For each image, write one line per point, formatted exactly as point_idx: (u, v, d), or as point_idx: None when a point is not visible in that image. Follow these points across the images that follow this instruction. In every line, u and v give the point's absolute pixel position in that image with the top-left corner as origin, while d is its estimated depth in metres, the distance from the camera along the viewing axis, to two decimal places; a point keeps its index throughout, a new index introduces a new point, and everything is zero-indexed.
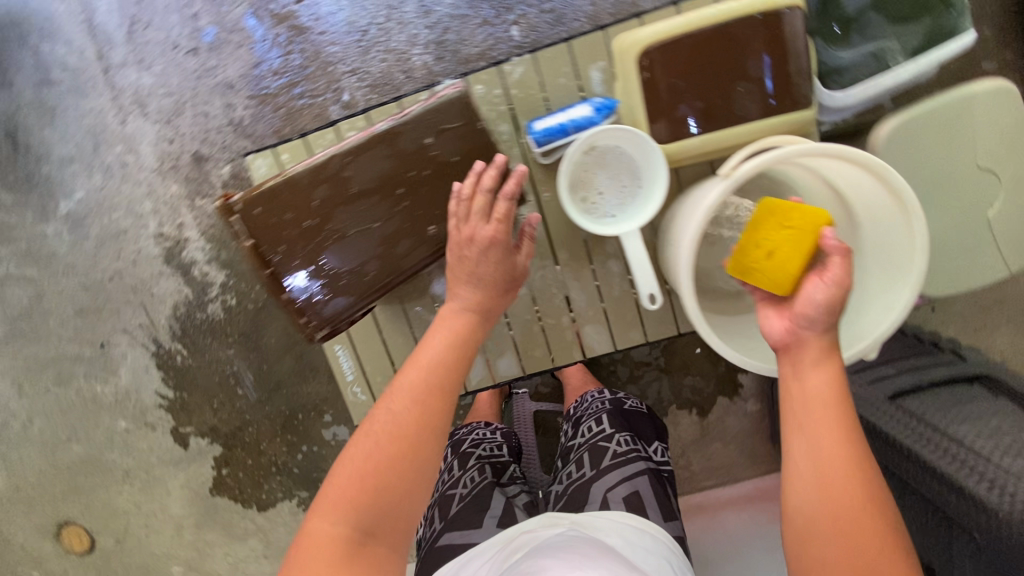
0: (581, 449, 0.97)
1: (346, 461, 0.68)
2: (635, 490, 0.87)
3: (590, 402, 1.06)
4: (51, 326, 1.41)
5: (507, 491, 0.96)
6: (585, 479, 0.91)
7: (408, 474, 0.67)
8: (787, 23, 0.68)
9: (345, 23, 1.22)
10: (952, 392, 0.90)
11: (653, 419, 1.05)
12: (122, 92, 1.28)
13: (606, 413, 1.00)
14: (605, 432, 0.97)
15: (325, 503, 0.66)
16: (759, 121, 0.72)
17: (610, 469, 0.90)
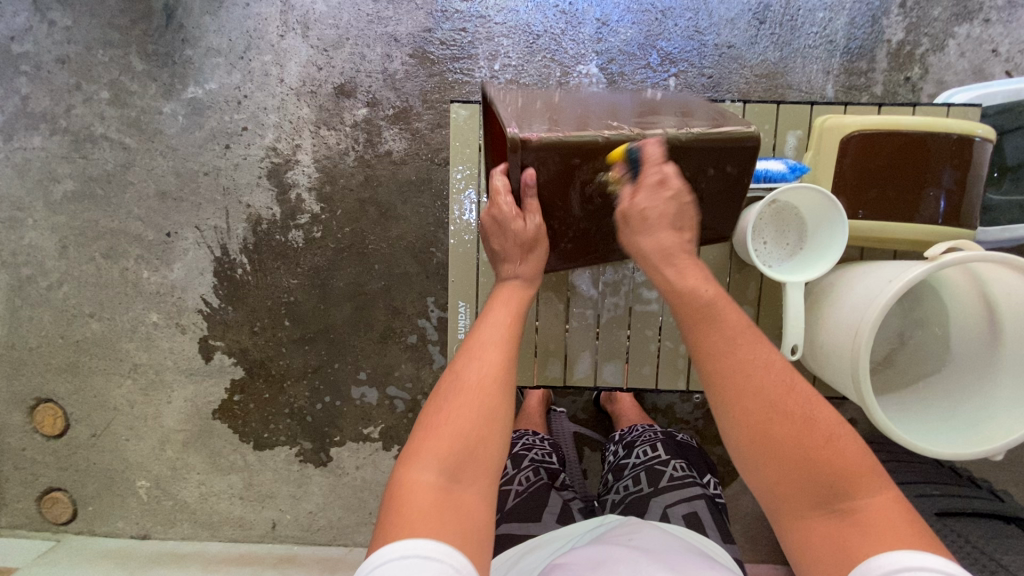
0: (636, 469, 1.00)
1: (434, 411, 0.67)
2: (694, 509, 0.89)
3: (644, 431, 1.11)
4: (126, 199, 1.38)
5: (563, 495, 0.98)
6: (642, 493, 0.93)
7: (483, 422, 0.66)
8: (977, 150, 0.78)
9: (522, 22, 1.31)
10: (991, 525, 0.97)
11: (702, 459, 1.09)
12: (292, 10, 1.32)
13: (661, 441, 1.05)
14: (661, 456, 1.01)
15: (417, 450, 0.64)
16: (925, 226, 0.79)
17: (668, 489, 0.93)
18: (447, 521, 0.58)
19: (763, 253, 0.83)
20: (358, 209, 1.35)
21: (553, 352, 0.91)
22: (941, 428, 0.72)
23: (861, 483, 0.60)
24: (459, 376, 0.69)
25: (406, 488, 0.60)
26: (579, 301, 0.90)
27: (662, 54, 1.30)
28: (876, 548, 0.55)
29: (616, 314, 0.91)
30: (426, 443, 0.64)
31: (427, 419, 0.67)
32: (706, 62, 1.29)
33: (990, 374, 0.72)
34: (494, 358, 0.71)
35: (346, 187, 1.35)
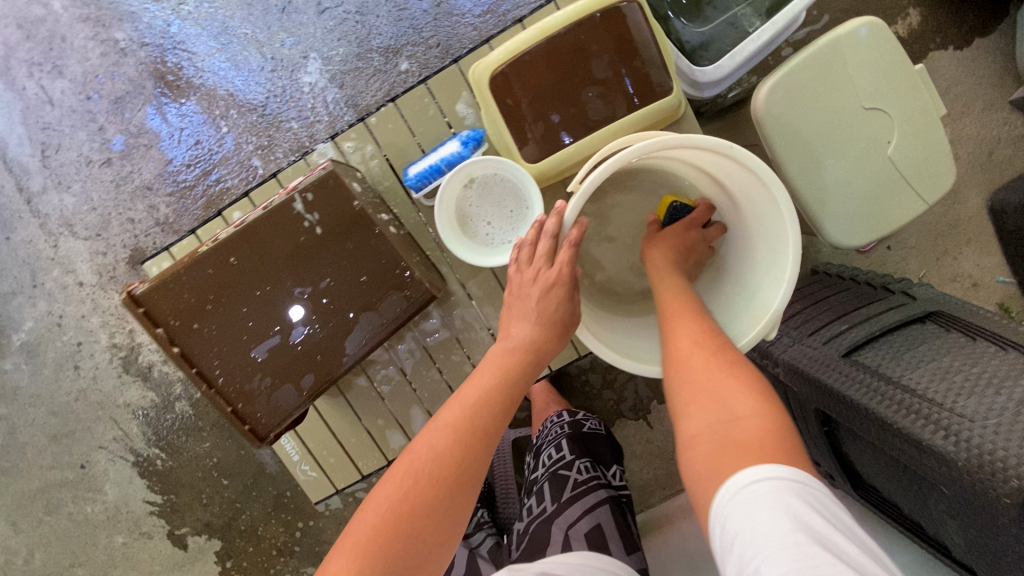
0: (543, 480, 0.91)
1: (377, 496, 0.57)
2: (597, 522, 0.82)
3: (551, 428, 1.00)
4: (30, 457, 1.41)
5: (472, 541, 0.91)
6: (546, 514, 0.85)
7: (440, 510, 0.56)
8: (627, 17, 0.68)
9: (243, 102, 1.24)
10: (902, 336, 0.87)
11: (612, 439, 1.01)
12: (49, 217, 1.30)
13: (566, 438, 0.95)
14: (565, 459, 0.92)
15: (350, 544, 0.54)
16: (625, 117, 0.71)
17: (570, 502, 0.85)
18: None
19: (498, 235, 0.76)
20: None
21: (385, 424, 0.87)
22: (726, 318, 0.66)
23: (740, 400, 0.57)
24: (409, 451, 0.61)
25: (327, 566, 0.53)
26: (376, 365, 0.85)
27: (382, 51, 1.21)
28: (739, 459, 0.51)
29: (417, 358, 0.85)
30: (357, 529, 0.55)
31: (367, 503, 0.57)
32: (426, 32, 1.19)
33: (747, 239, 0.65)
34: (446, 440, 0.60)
35: None
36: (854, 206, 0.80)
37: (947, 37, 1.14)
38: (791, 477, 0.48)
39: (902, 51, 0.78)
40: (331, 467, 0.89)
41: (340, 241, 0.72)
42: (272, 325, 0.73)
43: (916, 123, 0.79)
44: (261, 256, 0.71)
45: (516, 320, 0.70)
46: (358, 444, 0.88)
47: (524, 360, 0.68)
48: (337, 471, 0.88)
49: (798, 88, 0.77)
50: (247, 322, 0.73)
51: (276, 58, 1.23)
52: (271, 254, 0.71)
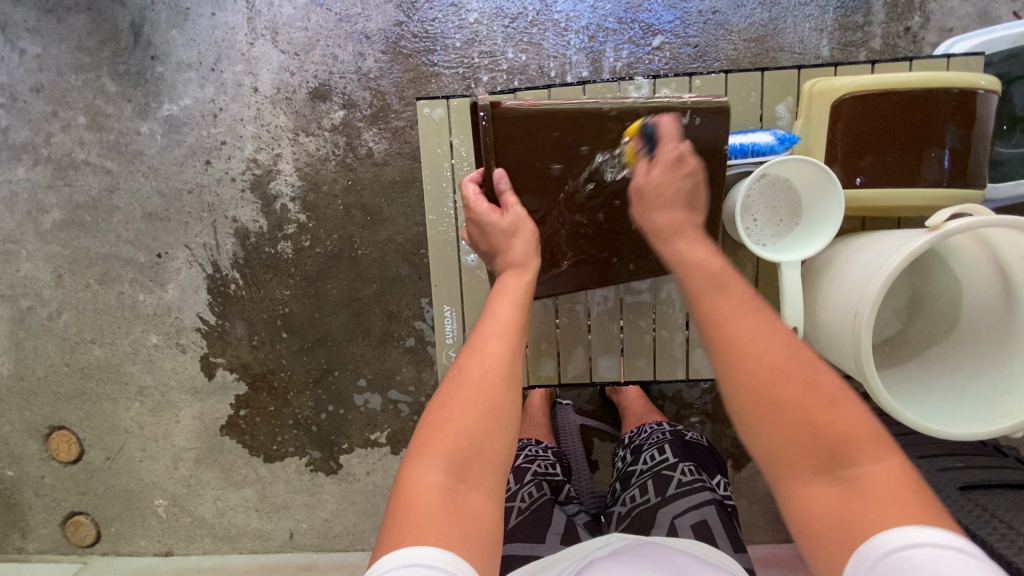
0: (644, 475, 0.97)
1: (442, 414, 0.61)
2: (703, 518, 0.85)
3: (651, 433, 1.08)
4: (113, 223, 1.38)
5: (566, 509, 0.93)
6: (650, 503, 0.90)
7: (495, 416, 0.61)
8: (980, 102, 0.73)
9: (494, 7, 1.25)
10: (1020, 496, 0.91)
11: (712, 457, 1.05)
12: (260, 16, 1.28)
13: (669, 443, 1.02)
14: (669, 460, 0.97)
15: (425, 452, 0.59)
16: (929, 187, 0.75)
17: (676, 496, 0.89)
18: (440, 519, 0.54)
19: (757, 232, 0.79)
20: (344, 215, 1.33)
21: (545, 351, 0.88)
22: (957, 404, 0.68)
23: (862, 449, 0.58)
24: (460, 371, 0.64)
25: (412, 486, 0.57)
26: (567, 296, 0.87)
27: (644, 26, 1.23)
28: (875, 523, 0.53)
29: (607, 308, 0.87)
30: (433, 436, 0.59)
31: (432, 419, 0.62)
32: (691, 30, 1.23)
33: (1006, 345, 0.67)
34: (497, 350, 0.64)
35: (330, 193, 1.32)
36: None
37: None
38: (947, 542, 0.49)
39: None
40: None
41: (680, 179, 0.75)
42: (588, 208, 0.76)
43: None
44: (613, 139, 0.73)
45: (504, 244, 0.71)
46: None
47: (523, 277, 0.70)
48: None
49: None
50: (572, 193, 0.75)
51: None
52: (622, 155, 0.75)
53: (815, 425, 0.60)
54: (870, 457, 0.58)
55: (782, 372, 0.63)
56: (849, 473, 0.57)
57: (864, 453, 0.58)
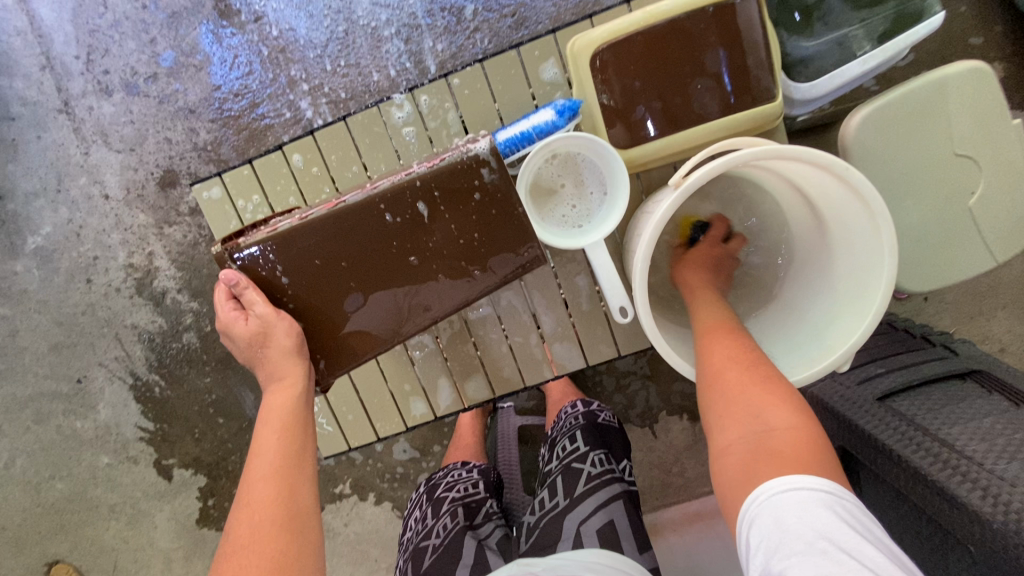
0: (555, 474, 0.90)
1: (226, 557, 0.56)
2: (610, 519, 0.80)
3: (565, 420, 1.01)
4: (27, 363, 1.39)
5: (481, 533, 0.86)
6: (558, 509, 0.84)
7: (275, 518, 0.58)
8: (743, 13, 0.63)
9: (303, 40, 1.20)
10: (942, 389, 0.86)
11: (626, 434, 0.99)
12: (85, 124, 1.26)
13: (580, 430, 0.95)
14: (580, 451, 0.91)
15: None
16: (720, 117, 0.67)
17: (585, 496, 0.83)
18: None
19: (574, 216, 0.73)
20: None
21: (411, 391, 0.85)
22: (796, 346, 0.63)
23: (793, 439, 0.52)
24: (231, 529, 0.59)
25: None
26: None
27: (455, 11, 1.16)
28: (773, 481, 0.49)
29: (454, 330, 0.83)
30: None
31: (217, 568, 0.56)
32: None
33: (828, 267, 0.62)
34: (266, 492, 0.60)
35: (211, 274, 1.30)
36: (926, 249, 0.79)
37: None
38: (822, 489, 0.48)
39: (1004, 102, 0.75)
40: (348, 424, 0.87)
41: (466, 268, 0.70)
42: (376, 280, 0.69)
43: (1001, 177, 0.77)
44: (366, 226, 0.67)
45: (286, 360, 0.66)
46: (379, 406, 0.86)
47: (291, 416, 0.65)
48: (353, 429, 0.87)
49: (893, 121, 0.75)
50: (350, 277, 0.68)
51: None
52: (419, 234, 0.67)
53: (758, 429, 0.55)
54: (800, 444, 0.52)
55: (739, 370, 0.60)
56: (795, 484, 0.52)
57: (786, 428, 0.54)
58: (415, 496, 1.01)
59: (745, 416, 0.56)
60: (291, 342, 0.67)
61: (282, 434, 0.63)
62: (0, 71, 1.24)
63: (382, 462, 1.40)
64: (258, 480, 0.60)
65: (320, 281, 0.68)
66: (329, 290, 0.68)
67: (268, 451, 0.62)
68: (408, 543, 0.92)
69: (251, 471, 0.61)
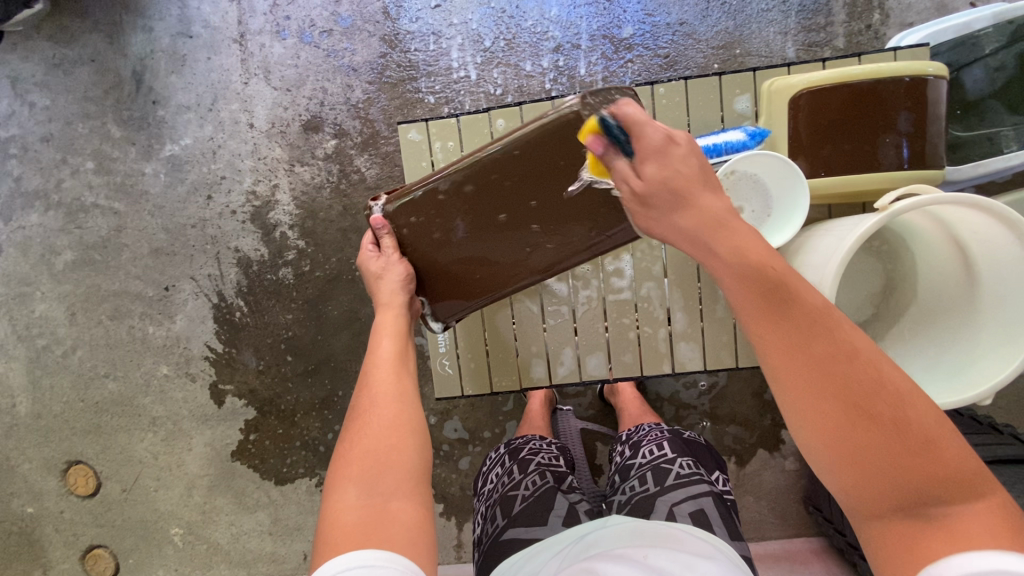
0: (643, 468, 0.97)
1: (364, 437, 0.68)
2: (700, 507, 0.86)
3: (649, 430, 1.09)
4: (122, 260, 1.44)
5: (570, 496, 0.93)
6: (649, 492, 0.91)
7: (400, 424, 0.69)
8: (932, 89, 0.75)
9: (472, 33, 1.32)
10: (1015, 470, 0.92)
11: (709, 453, 1.06)
12: (253, 57, 1.36)
13: (667, 440, 1.03)
14: (668, 455, 0.98)
15: (350, 474, 0.65)
16: (894, 171, 0.77)
17: (675, 487, 0.90)
18: (373, 532, 0.60)
19: None
20: (341, 239, 1.38)
21: (535, 353, 0.92)
22: (929, 377, 0.70)
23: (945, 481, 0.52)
24: (355, 408, 0.72)
25: (333, 513, 0.62)
26: (552, 298, 0.90)
27: (616, 42, 1.29)
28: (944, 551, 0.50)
29: (591, 308, 0.90)
30: (351, 465, 0.66)
31: (349, 445, 0.68)
32: (661, 42, 1.28)
33: (970, 317, 0.70)
34: (384, 380, 0.73)
35: (326, 219, 1.38)
36: None
37: None
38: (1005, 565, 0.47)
39: None
40: (469, 371, 0.93)
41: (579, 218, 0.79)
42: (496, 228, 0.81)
43: None
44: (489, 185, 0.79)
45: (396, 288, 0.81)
46: (502, 360, 0.92)
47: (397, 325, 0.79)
48: (471, 376, 0.93)
49: None
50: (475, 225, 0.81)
51: (518, 7, 1.31)
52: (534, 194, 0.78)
53: (905, 468, 0.53)
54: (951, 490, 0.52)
55: (860, 376, 0.54)
56: (937, 514, 0.52)
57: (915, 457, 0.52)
58: (495, 456, 1.09)
59: (869, 461, 0.53)
60: (398, 275, 0.82)
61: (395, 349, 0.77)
62: None
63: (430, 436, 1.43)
64: (380, 370, 0.74)
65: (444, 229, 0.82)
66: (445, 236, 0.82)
67: (382, 361, 0.75)
68: (490, 493, 1.01)
69: (366, 376, 0.74)
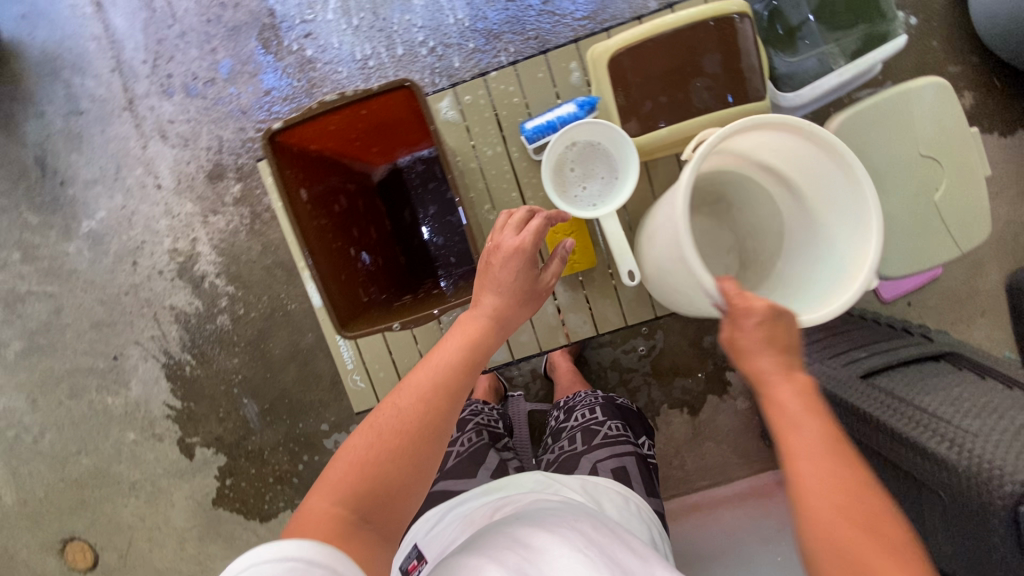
0: (573, 429, 0.97)
1: (353, 446, 0.62)
2: (622, 465, 0.87)
3: (585, 395, 1.05)
4: (68, 339, 1.48)
5: (501, 454, 0.98)
6: (576, 451, 0.91)
7: (411, 448, 0.62)
8: (738, 26, 0.77)
9: (348, 52, 1.35)
10: (917, 368, 0.95)
11: (642, 417, 1.06)
12: (145, 121, 1.39)
13: (600, 403, 1.00)
14: (598, 418, 0.97)
15: (330, 484, 0.59)
16: (722, 108, 0.79)
17: (600, 446, 0.91)
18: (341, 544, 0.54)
19: (586, 196, 0.84)
20: (267, 276, 1.42)
21: None
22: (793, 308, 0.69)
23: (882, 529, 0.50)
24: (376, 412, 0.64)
25: (301, 518, 0.57)
26: None
27: (487, 33, 1.31)
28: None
29: None
30: (339, 471, 0.60)
31: (350, 446, 0.62)
32: (528, 24, 1.31)
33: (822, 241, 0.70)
34: (411, 401, 0.64)
35: (249, 261, 1.41)
36: (904, 242, 0.90)
37: (995, 123, 1.25)
38: None
39: (962, 111, 0.90)
40: (380, 381, 0.97)
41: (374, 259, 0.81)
42: (353, 258, 0.75)
43: (960, 177, 0.90)
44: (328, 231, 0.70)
45: (483, 290, 0.72)
46: (407, 366, 0.96)
47: (491, 326, 0.71)
48: (383, 386, 0.96)
49: (865, 127, 0.89)
50: (342, 236, 0.74)
51: (386, 19, 1.33)
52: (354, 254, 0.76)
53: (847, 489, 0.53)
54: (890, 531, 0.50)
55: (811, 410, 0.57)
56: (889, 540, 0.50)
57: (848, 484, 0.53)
58: None
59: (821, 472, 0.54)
60: (497, 293, 0.71)
61: (458, 352, 0.69)
62: (75, 71, 1.39)
63: None
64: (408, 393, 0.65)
65: (336, 255, 0.72)
66: (343, 270, 0.72)
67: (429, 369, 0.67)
68: None
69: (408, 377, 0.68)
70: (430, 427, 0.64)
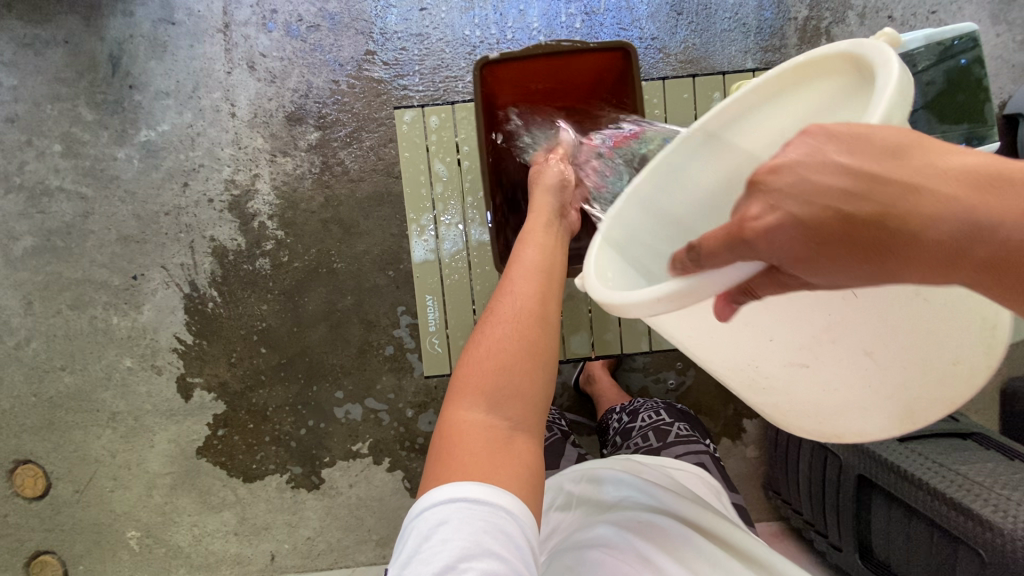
0: (642, 429, 1.01)
1: (475, 355, 0.65)
2: (700, 461, 0.91)
3: (645, 399, 1.10)
4: (88, 247, 1.39)
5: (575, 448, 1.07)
6: (651, 449, 0.96)
7: (527, 340, 0.66)
8: None
9: (458, 35, 1.38)
10: (948, 442, 1.04)
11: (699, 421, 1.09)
12: (237, 48, 1.37)
13: (665, 406, 1.06)
14: (666, 419, 1.02)
15: (467, 393, 0.62)
16: None
17: (675, 443, 0.95)
18: (498, 464, 0.57)
19: None
20: (321, 230, 1.39)
21: None
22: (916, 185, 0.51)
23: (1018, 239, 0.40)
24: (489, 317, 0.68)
25: (455, 429, 0.60)
26: None
27: None
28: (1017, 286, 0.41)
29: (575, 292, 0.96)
30: (469, 377, 0.63)
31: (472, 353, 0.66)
32: None
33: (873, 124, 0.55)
34: (521, 298, 0.69)
35: (307, 210, 1.38)
36: None
37: None
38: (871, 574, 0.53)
39: None
40: (457, 349, 0.96)
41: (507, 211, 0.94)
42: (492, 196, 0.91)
43: None
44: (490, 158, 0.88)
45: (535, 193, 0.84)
46: None
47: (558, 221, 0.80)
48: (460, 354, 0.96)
49: None
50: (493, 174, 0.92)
51: (502, 15, 1.38)
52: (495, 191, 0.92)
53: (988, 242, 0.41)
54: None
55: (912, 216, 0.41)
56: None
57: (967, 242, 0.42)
58: None
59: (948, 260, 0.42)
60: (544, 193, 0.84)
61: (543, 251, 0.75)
62: None
63: (406, 429, 1.42)
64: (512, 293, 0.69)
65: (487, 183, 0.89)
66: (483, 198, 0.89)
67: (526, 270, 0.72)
68: None
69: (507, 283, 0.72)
70: (540, 319, 0.67)
